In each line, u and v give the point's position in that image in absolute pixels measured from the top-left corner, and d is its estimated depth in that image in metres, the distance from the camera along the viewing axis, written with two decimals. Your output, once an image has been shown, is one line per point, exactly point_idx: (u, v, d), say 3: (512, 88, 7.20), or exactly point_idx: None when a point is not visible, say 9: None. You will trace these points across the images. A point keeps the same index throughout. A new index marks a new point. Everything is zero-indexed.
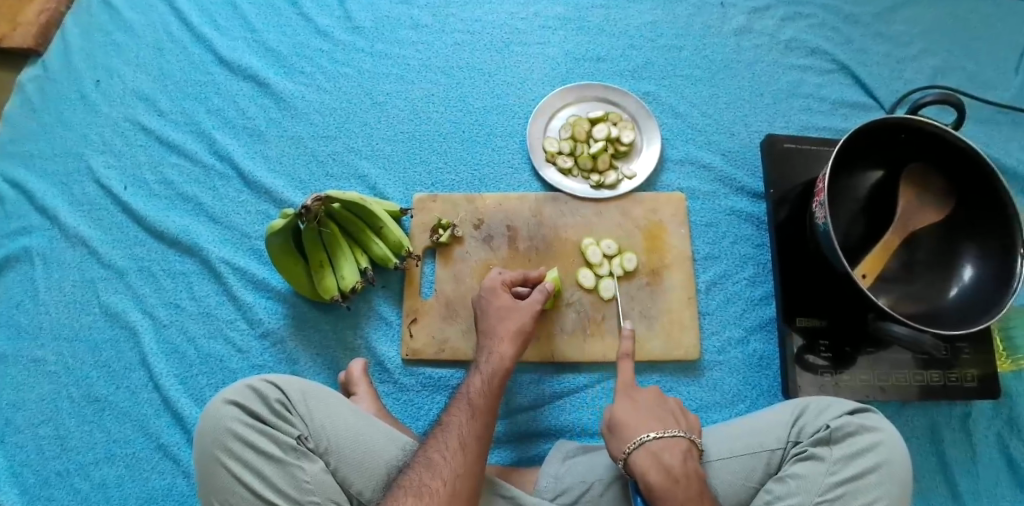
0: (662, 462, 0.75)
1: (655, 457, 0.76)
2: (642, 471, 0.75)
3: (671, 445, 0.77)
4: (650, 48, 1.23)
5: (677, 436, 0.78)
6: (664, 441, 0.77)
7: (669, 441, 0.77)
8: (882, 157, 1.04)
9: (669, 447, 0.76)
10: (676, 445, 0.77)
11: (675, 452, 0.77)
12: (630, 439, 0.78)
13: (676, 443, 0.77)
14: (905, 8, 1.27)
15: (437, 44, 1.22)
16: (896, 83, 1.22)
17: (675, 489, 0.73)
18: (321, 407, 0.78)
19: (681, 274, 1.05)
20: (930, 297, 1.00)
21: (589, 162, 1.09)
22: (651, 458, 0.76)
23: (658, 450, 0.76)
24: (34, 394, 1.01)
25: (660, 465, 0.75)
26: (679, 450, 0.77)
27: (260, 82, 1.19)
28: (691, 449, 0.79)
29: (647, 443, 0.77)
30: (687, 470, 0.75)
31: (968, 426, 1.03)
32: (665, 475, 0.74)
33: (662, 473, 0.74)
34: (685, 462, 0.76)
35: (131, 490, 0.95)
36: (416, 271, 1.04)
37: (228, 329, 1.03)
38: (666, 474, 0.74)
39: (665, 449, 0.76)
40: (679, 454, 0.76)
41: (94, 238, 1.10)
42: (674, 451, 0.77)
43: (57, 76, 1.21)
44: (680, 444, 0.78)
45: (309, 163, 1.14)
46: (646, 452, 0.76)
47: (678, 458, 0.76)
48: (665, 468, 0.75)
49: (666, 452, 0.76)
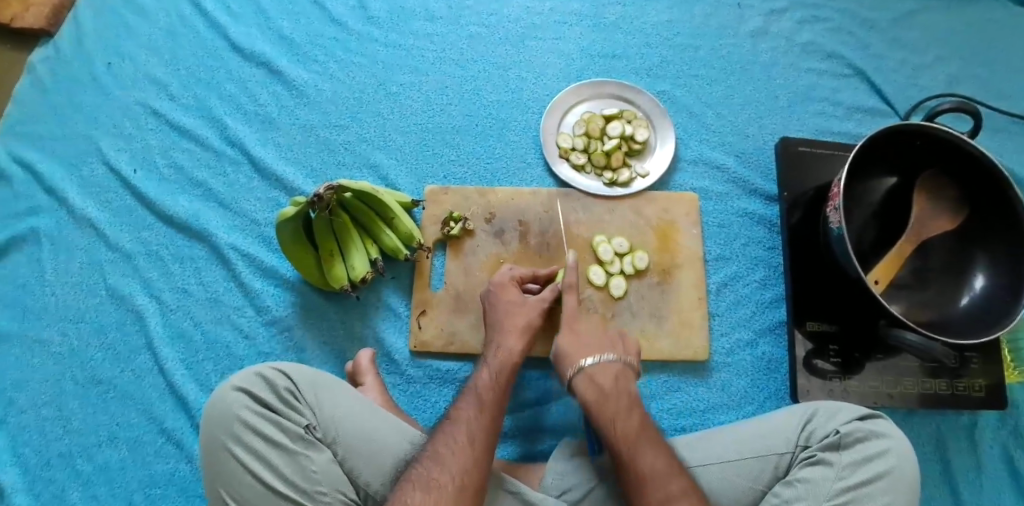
0: (596, 382, 0.82)
1: (591, 378, 0.83)
2: (580, 391, 0.82)
3: (606, 369, 0.83)
4: (666, 47, 1.22)
5: (613, 362, 0.84)
6: (600, 365, 0.84)
7: (604, 365, 0.84)
8: (896, 162, 1.04)
9: (603, 369, 0.83)
10: (612, 368, 0.83)
11: (609, 374, 0.83)
12: (570, 366, 0.85)
13: (611, 367, 0.84)
14: (922, 15, 1.26)
15: (452, 36, 1.21)
16: (911, 90, 1.21)
17: (605, 405, 0.79)
18: (330, 397, 0.77)
19: (693, 275, 1.05)
20: (941, 306, 0.99)
21: (603, 158, 1.09)
22: (587, 380, 0.82)
23: (594, 372, 0.83)
24: (38, 375, 1.00)
25: (595, 386, 0.82)
26: (613, 372, 0.83)
27: (273, 69, 1.18)
28: (629, 373, 0.84)
29: (585, 367, 0.84)
30: (619, 388, 0.81)
31: (973, 435, 1.03)
32: (598, 394, 0.81)
33: (596, 390, 0.81)
34: (619, 383, 0.82)
35: (133, 474, 0.95)
36: (426, 264, 1.03)
37: (235, 315, 1.03)
38: (599, 392, 0.81)
39: (599, 372, 0.83)
40: (611, 376, 0.83)
41: (102, 221, 1.09)
42: (608, 373, 0.83)
43: (68, 57, 1.21)
44: (616, 368, 0.84)
45: (320, 152, 1.13)
46: (585, 376, 0.83)
47: (611, 379, 0.82)
48: (599, 387, 0.81)
49: (600, 375, 0.83)
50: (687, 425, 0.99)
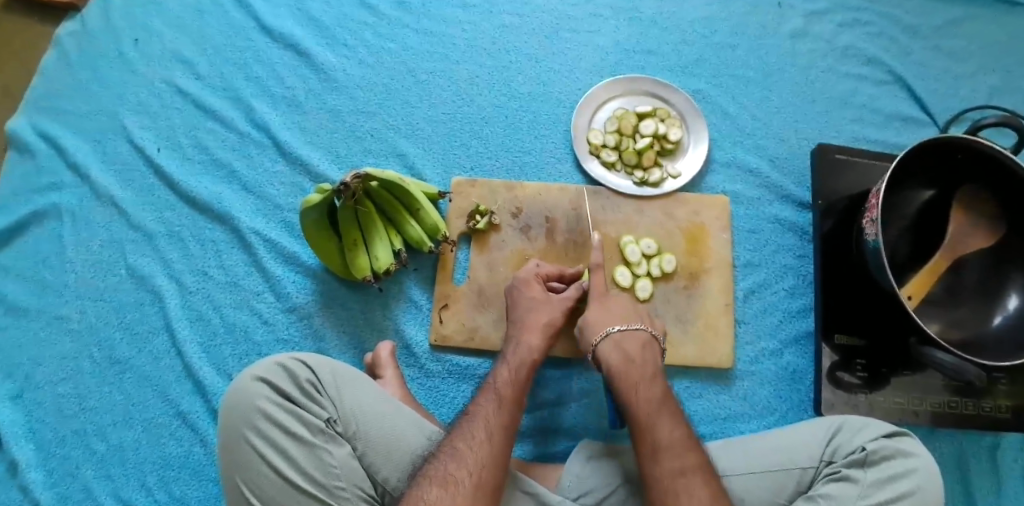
0: (621, 347, 0.83)
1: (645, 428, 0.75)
2: (603, 356, 0.84)
3: (632, 337, 0.85)
4: (703, 45, 1.19)
5: (640, 330, 0.86)
6: (625, 332, 0.85)
7: (631, 332, 0.85)
8: (934, 175, 1.00)
9: (631, 335, 0.84)
10: (638, 336, 0.85)
11: (636, 341, 0.84)
12: (597, 329, 0.86)
13: (637, 335, 0.85)
14: (967, 23, 1.22)
15: (484, 24, 1.18)
16: (951, 100, 1.18)
17: (629, 368, 0.81)
18: (351, 391, 0.76)
19: (720, 280, 1.03)
20: (974, 324, 0.96)
21: (634, 157, 1.07)
22: (612, 344, 0.84)
23: (620, 339, 0.84)
24: (56, 351, 1.00)
25: (619, 350, 0.83)
26: (640, 341, 0.84)
27: (302, 51, 1.16)
28: (656, 347, 0.85)
29: (612, 333, 0.85)
30: (643, 356, 0.83)
31: (996, 457, 1.00)
32: (622, 357, 0.82)
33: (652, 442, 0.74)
34: (645, 354, 0.83)
35: (148, 456, 0.94)
36: (450, 257, 1.01)
37: (255, 300, 1.02)
38: (623, 357, 0.82)
39: (626, 338, 0.84)
40: (637, 343, 0.84)
41: (125, 199, 1.08)
42: (634, 341, 0.84)
43: (95, 32, 1.19)
44: (640, 336, 0.85)
45: (346, 138, 1.11)
46: (609, 341, 0.84)
47: (636, 347, 0.84)
48: (624, 351, 0.83)
49: (627, 341, 0.84)
50: (707, 433, 0.98)
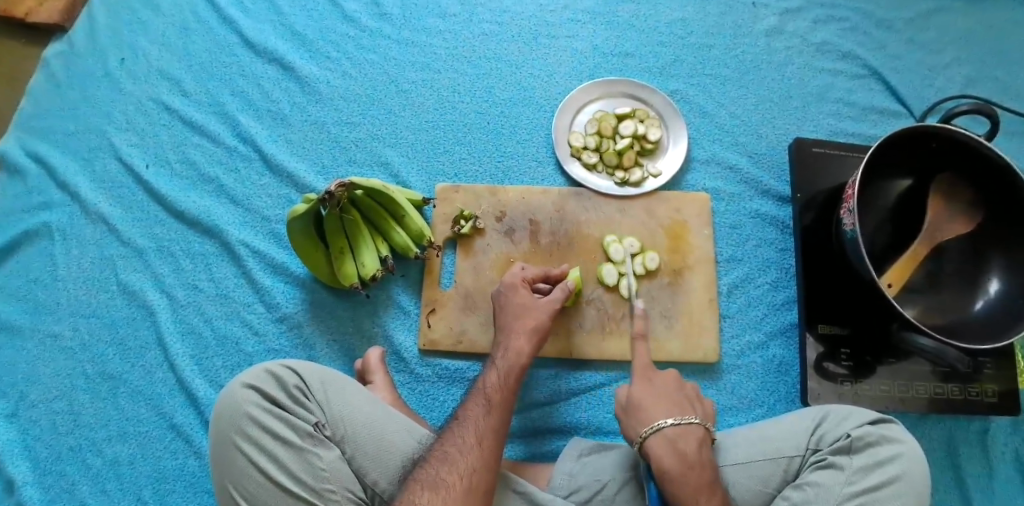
0: (677, 448, 0.76)
1: (671, 443, 0.76)
2: (655, 455, 0.76)
3: (687, 433, 0.77)
4: (680, 46, 1.21)
5: (694, 426, 0.78)
6: (681, 428, 0.77)
7: (685, 429, 0.77)
8: (910, 165, 1.01)
9: (687, 434, 0.76)
10: (693, 433, 0.77)
11: (691, 439, 0.77)
12: (646, 426, 0.78)
13: (692, 430, 0.78)
14: (940, 15, 1.25)
15: (464, 33, 1.20)
16: (927, 91, 1.20)
17: (687, 475, 0.73)
18: (339, 395, 0.77)
19: (704, 276, 1.04)
20: (955, 309, 0.98)
21: (614, 158, 1.08)
22: (665, 443, 0.76)
23: (674, 436, 0.77)
24: (49, 369, 1.01)
25: (675, 451, 0.75)
26: (695, 438, 0.77)
27: (285, 65, 1.18)
28: (709, 441, 0.79)
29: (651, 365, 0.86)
30: (701, 457, 0.76)
31: (985, 441, 1.01)
32: (680, 461, 0.75)
33: (676, 459, 0.75)
34: (700, 450, 0.77)
35: (142, 469, 0.95)
36: (436, 262, 1.03)
37: (245, 311, 1.03)
38: (681, 460, 0.75)
39: (681, 436, 0.77)
40: (694, 442, 0.77)
41: (114, 216, 1.09)
42: (691, 436, 0.77)
43: (82, 53, 1.21)
44: (695, 433, 0.78)
45: (332, 149, 1.13)
46: (661, 438, 0.77)
47: (693, 446, 0.77)
48: (680, 453, 0.75)
49: (682, 440, 0.77)
50: None
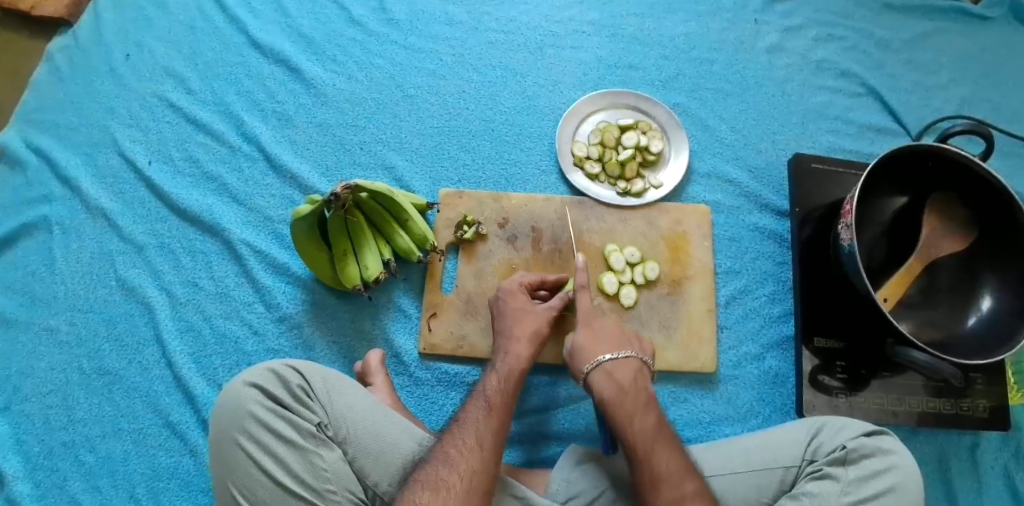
0: (614, 378, 0.82)
1: (608, 374, 0.83)
2: (595, 384, 0.83)
3: (624, 364, 0.84)
4: (683, 60, 1.23)
5: (631, 357, 0.85)
6: (618, 361, 0.84)
7: (622, 361, 0.84)
8: (907, 182, 1.03)
9: (622, 364, 0.83)
10: (630, 365, 0.84)
11: (628, 370, 0.83)
12: (587, 359, 0.85)
13: (629, 363, 0.84)
14: (937, 36, 1.27)
15: (471, 41, 1.22)
16: (923, 111, 1.22)
17: (621, 398, 0.80)
18: (342, 396, 0.77)
19: (703, 286, 1.05)
20: (948, 325, 0.99)
21: (617, 168, 1.10)
22: (604, 374, 0.83)
23: (612, 368, 0.83)
24: (44, 363, 1.00)
25: (613, 381, 0.82)
26: (631, 368, 0.84)
27: (291, 67, 1.19)
28: (646, 372, 0.85)
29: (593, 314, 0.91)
30: (635, 383, 0.82)
31: (976, 456, 1.02)
32: (614, 386, 0.81)
33: (614, 387, 0.81)
34: (636, 379, 0.83)
35: (136, 466, 0.95)
36: (438, 266, 1.04)
37: (245, 311, 1.03)
38: (617, 387, 0.81)
39: (617, 368, 0.83)
40: (630, 372, 0.83)
41: (115, 212, 1.09)
42: (627, 369, 0.83)
43: (87, 48, 1.21)
44: (633, 364, 0.84)
45: (336, 151, 1.14)
46: (601, 370, 0.83)
47: (629, 376, 0.83)
48: (616, 381, 0.82)
49: (619, 371, 0.83)
50: (692, 436, 0.99)
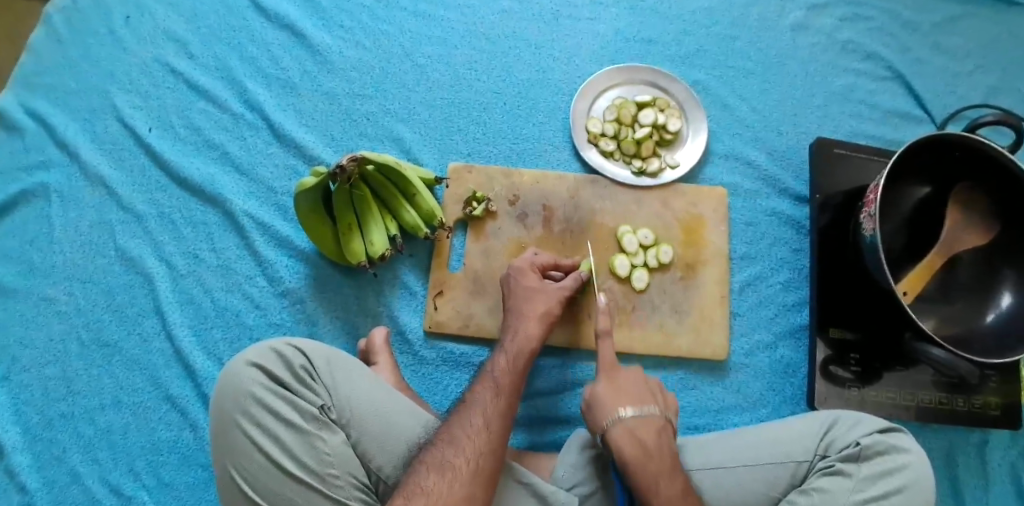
0: (637, 436, 0.75)
1: (631, 432, 0.75)
2: (615, 443, 0.75)
3: (647, 423, 0.77)
4: (704, 36, 1.18)
5: (654, 415, 0.78)
6: (640, 418, 0.77)
7: (645, 419, 0.77)
8: (932, 172, 1.00)
9: (645, 422, 0.76)
10: (653, 423, 0.77)
11: (651, 428, 0.76)
12: (608, 416, 0.78)
13: (652, 420, 0.77)
14: (968, 20, 1.22)
15: (484, 10, 1.17)
16: (950, 97, 1.18)
17: (647, 462, 0.73)
18: (346, 377, 0.75)
19: (717, 272, 1.02)
20: (966, 320, 0.97)
21: (633, 147, 1.06)
22: (626, 432, 0.75)
23: (634, 426, 0.76)
24: (42, 333, 0.98)
25: (635, 440, 0.75)
26: (655, 428, 0.76)
27: (297, 32, 1.14)
28: (670, 430, 0.78)
29: (623, 418, 0.77)
30: (659, 447, 0.75)
31: (985, 452, 1.01)
32: (639, 448, 0.74)
33: (636, 445, 0.74)
34: (661, 439, 0.76)
35: (135, 440, 0.93)
36: (446, 243, 1.01)
37: (247, 284, 1.00)
38: (640, 447, 0.74)
39: (639, 425, 0.76)
40: (653, 431, 0.76)
41: (114, 179, 1.06)
42: (650, 428, 0.76)
43: (85, 8, 1.16)
44: (655, 421, 0.77)
45: (342, 121, 1.10)
46: (622, 428, 0.76)
47: (653, 435, 0.76)
48: (640, 442, 0.75)
49: (640, 429, 0.76)
50: (700, 424, 0.98)
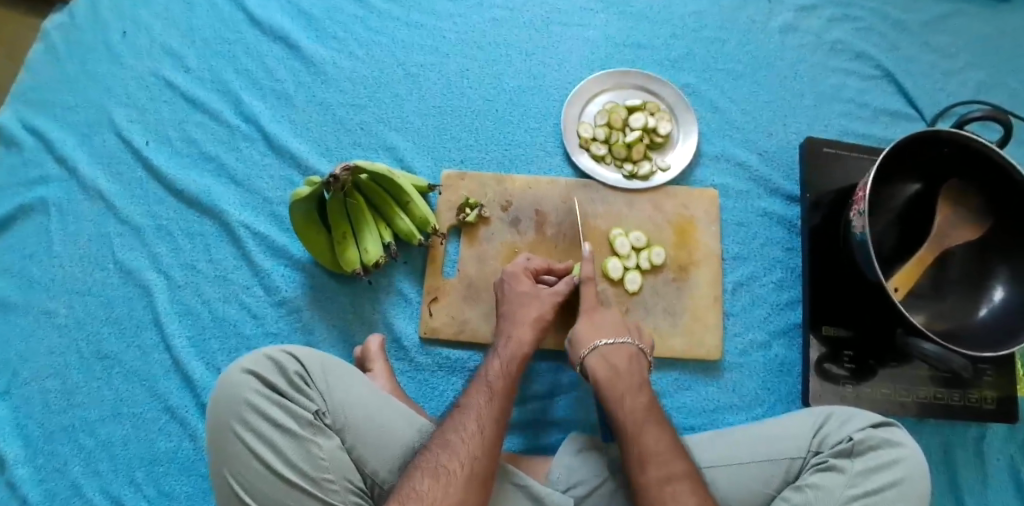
0: (609, 361, 0.82)
1: (605, 357, 0.83)
2: (592, 370, 0.82)
3: (619, 350, 0.83)
4: (693, 39, 1.19)
5: (627, 344, 0.84)
6: (614, 346, 0.84)
7: (618, 347, 0.84)
8: (921, 169, 1.00)
9: (618, 349, 0.83)
10: (624, 350, 0.84)
11: (623, 354, 0.83)
12: (584, 346, 0.85)
13: (624, 348, 0.84)
14: (955, 18, 1.23)
15: (475, 18, 1.18)
16: (939, 95, 1.19)
17: (616, 382, 0.80)
18: (340, 383, 0.76)
19: (710, 273, 1.03)
20: (958, 315, 0.97)
21: (624, 150, 1.07)
22: (601, 359, 0.82)
23: (608, 352, 0.83)
24: (43, 346, 0.99)
25: (608, 365, 0.82)
26: (627, 354, 0.83)
27: (291, 44, 1.16)
28: (643, 359, 0.85)
29: (599, 347, 0.84)
30: (631, 368, 0.82)
31: (982, 447, 1.01)
32: (610, 371, 0.81)
33: (608, 368, 0.81)
34: (632, 365, 0.82)
35: (136, 451, 0.94)
36: (440, 250, 1.02)
37: (244, 294, 1.01)
38: (612, 371, 0.81)
39: (613, 352, 0.83)
40: (625, 356, 0.83)
41: (112, 193, 1.07)
42: (622, 355, 0.83)
43: (83, 24, 1.18)
44: (629, 350, 0.84)
45: (336, 131, 1.11)
46: (598, 355, 0.83)
47: (624, 360, 0.83)
48: (612, 366, 0.82)
49: (614, 355, 0.83)
50: (696, 424, 0.98)
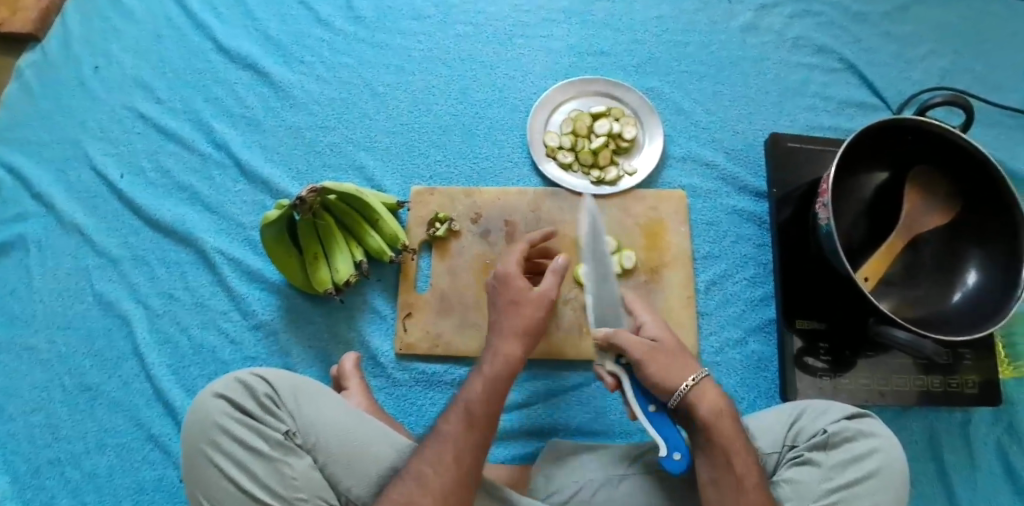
0: (709, 402, 0.77)
1: (701, 397, 0.77)
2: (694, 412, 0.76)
3: (707, 389, 0.78)
4: (655, 44, 1.21)
5: (708, 379, 0.79)
6: (699, 384, 0.78)
7: (705, 384, 0.78)
8: (887, 158, 1.01)
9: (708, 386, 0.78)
10: (711, 387, 0.78)
11: (712, 392, 0.78)
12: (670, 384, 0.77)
13: (709, 385, 0.78)
14: (915, 7, 1.24)
15: (440, 36, 1.20)
16: (903, 83, 1.20)
17: (722, 426, 0.75)
18: (311, 403, 0.77)
19: (681, 273, 1.04)
20: (933, 301, 0.97)
21: (590, 157, 1.08)
22: (700, 400, 0.76)
23: (700, 391, 0.77)
24: (25, 382, 1.00)
25: (708, 405, 0.76)
26: (714, 391, 0.78)
27: (260, 71, 1.18)
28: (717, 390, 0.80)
29: (692, 387, 0.77)
30: (725, 408, 0.77)
31: (968, 432, 1.01)
32: (714, 414, 0.76)
33: (713, 412, 0.76)
34: (724, 402, 0.78)
35: (121, 481, 0.95)
36: (412, 264, 1.03)
37: (221, 320, 1.02)
38: (715, 413, 0.76)
39: (704, 392, 0.77)
40: (715, 393, 0.78)
41: (89, 226, 1.09)
42: (712, 390, 0.78)
43: (55, 63, 1.20)
44: (711, 384, 0.79)
45: (307, 153, 1.13)
46: (694, 396, 0.77)
47: (715, 396, 0.78)
48: (715, 410, 0.76)
49: (708, 395, 0.77)
50: None
